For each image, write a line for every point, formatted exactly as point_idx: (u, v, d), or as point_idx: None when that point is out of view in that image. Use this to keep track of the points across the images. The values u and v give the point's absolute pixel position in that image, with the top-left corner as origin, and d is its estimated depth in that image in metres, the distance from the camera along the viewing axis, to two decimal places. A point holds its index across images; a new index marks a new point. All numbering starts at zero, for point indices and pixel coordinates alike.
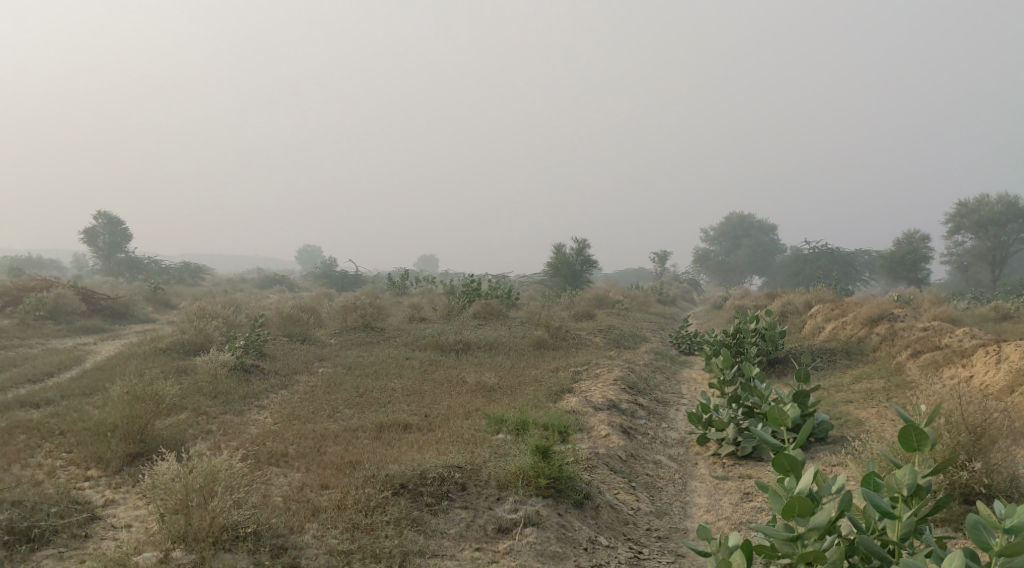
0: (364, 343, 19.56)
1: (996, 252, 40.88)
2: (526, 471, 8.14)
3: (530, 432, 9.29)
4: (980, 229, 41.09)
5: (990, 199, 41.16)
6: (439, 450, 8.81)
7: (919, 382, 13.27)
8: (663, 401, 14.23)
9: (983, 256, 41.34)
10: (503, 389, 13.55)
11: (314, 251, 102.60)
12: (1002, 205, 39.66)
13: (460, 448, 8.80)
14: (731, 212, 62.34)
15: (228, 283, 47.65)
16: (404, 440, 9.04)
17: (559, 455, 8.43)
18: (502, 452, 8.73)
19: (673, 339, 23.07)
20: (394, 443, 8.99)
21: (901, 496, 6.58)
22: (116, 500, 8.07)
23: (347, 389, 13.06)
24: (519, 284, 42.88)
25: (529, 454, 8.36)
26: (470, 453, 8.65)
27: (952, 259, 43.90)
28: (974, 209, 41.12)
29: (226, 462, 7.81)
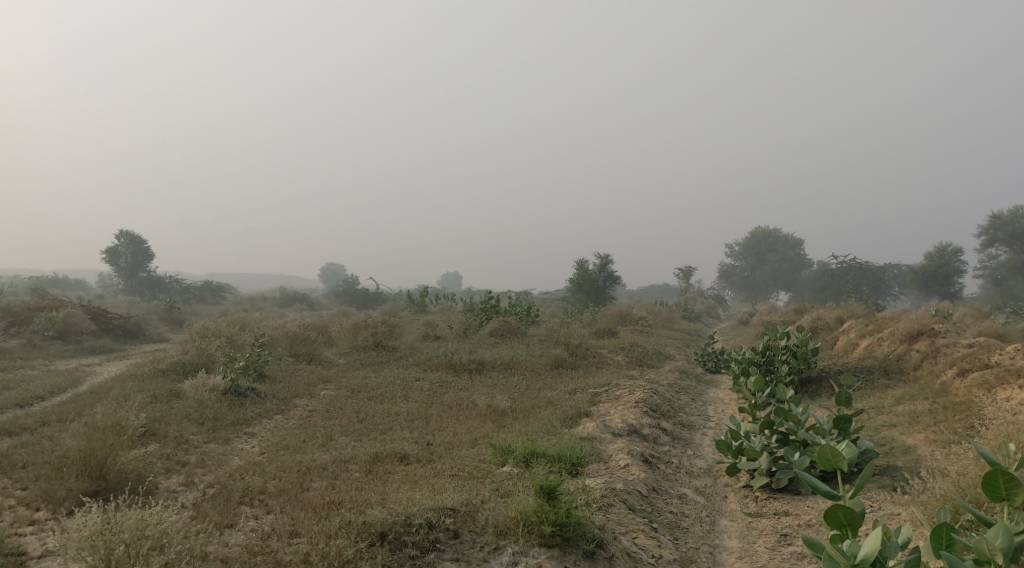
0: (374, 363, 18.67)
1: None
2: (528, 518, 7.18)
3: (538, 465, 8.31)
4: (1014, 243, 39.64)
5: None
6: (435, 487, 7.86)
7: (968, 405, 12.20)
8: (688, 425, 13.21)
9: (1018, 269, 39.91)
10: (515, 413, 12.59)
11: (336, 269, 102.36)
12: None
13: (458, 485, 7.84)
14: (757, 226, 61.13)
15: (248, 302, 47.03)
16: (397, 476, 8.09)
17: (568, 495, 7.44)
18: (505, 490, 7.76)
19: (699, 357, 22.00)
20: (387, 479, 8.05)
21: (994, 562, 6.12)
22: (48, 545, 7.22)
23: (348, 415, 12.18)
24: (541, 301, 41.94)
25: (533, 495, 7.38)
26: (469, 492, 7.69)
27: (985, 273, 42.47)
28: (1008, 221, 39.76)
29: (161, 515, 7.03)
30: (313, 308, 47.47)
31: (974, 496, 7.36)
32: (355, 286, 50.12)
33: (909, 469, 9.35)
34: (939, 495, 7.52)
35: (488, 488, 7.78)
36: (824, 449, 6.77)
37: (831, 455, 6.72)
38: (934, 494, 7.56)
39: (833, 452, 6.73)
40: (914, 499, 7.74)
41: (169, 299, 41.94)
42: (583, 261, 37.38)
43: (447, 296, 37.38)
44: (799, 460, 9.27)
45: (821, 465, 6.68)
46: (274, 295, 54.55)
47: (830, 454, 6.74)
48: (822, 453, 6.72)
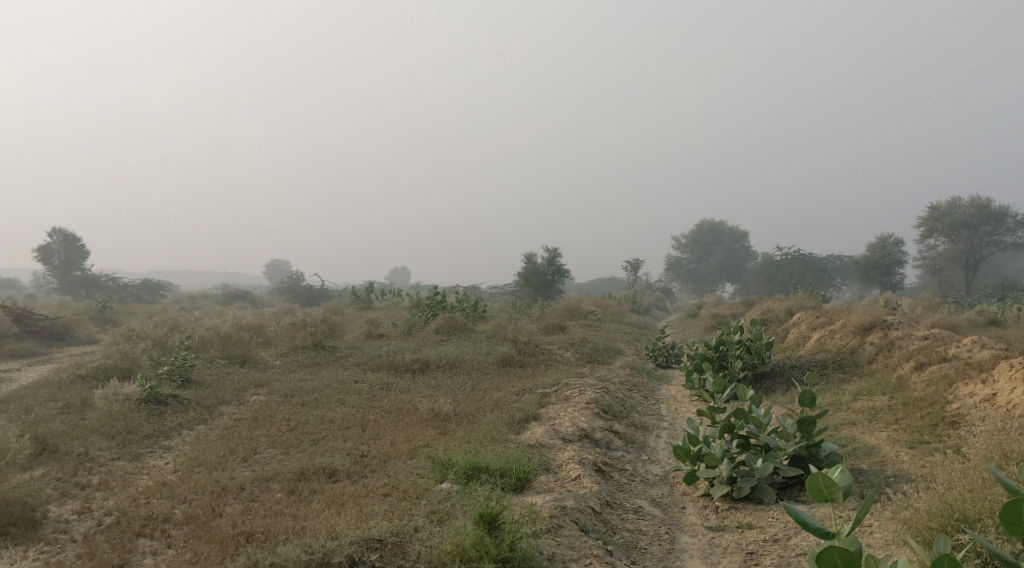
0: (311, 365, 17.72)
1: (969, 256, 39.85)
2: (465, 552, 6.42)
3: (480, 483, 7.54)
4: (952, 233, 39.99)
5: (963, 201, 40.07)
6: (365, 512, 7.05)
7: (929, 401, 11.75)
8: (641, 427, 12.56)
9: (956, 259, 40.30)
10: (459, 418, 11.82)
11: (280, 266, 100.36)
12: (975, 208, 38.64)
13: (388, 509, 7.05)
14: (703, 219, 61.20)
15: (187, 300, 45.46)
16: (323, 498, 7.27)
17: (510, 522, 6.68)
18: (443, 514, 7.00)
19: (649, 351, 21.42)
20: (311, 503, 7.22)
21: None
22: None
23: (277, 424, 11.28)
24: (489, 296, 41.19)
25: (471, 524, 6.62)
26: (402, 519, 6.89)
27: (925, 263, 42.85)
28: (947, 211, 40.03)
29: None
30: (255, 306, 46.10)
31: (960, 514, 6.85)
32: (299, 282, 48.81)
33: (877, 477, 8.79)
34: (923, 512, 6.99)
35: (422, 512, 7.01)
36: (815, 479, 6.38)
37: (823, 486, 6.32)
38: (918, 511, 7.03)
39: (826, 481, 6.32)
40: (893, 517, 7.19)
41: (104, 297, 40.28)
42: (531, 256, 36.72)
43: (393, 292, 36.40)
44: (761, 467, 8.67)
45: (813, 497, 6.28)
46: (217, 292, 52.98)
47: (823, 485, 6.35)
48: (812, 485, 6.33)
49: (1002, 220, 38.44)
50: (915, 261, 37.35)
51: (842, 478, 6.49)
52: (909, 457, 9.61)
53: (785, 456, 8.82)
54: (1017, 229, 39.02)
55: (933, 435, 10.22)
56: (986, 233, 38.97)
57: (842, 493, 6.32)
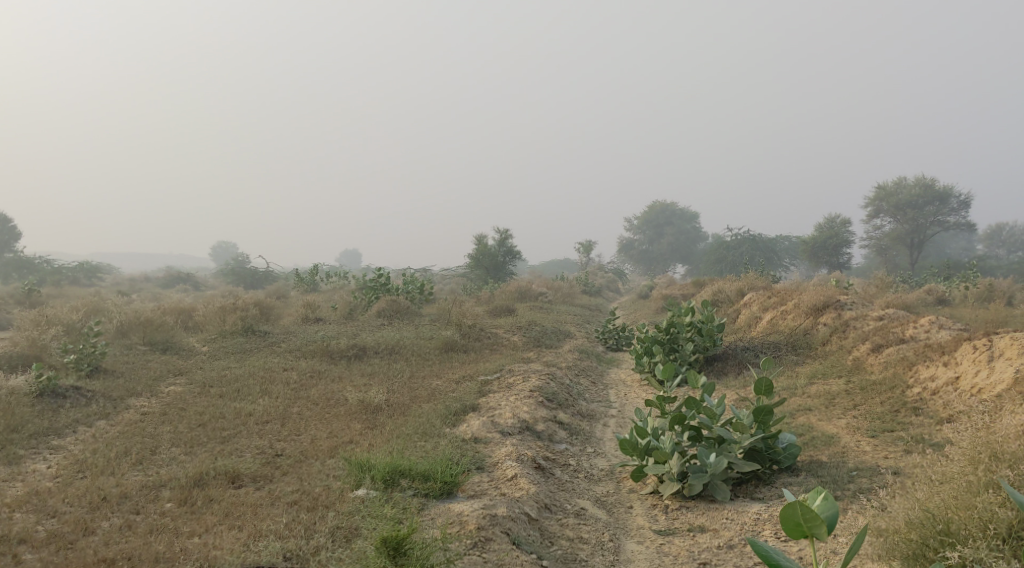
0: (240, 351, 16.64)
1: (914, 236, 39.91)
2: None
3: (400, 492, 6.72)
4: (898, 213, 40.02)
5: (909, 181, 40.09)
6: (260, 531, 6.20)
7: (888, 386, 11.15)
8: (588, 416, 11.78)
9: (902, 239, 40.36)
10: (391, 410, 10.91)
11: (227, 248, 98.08)
12: (920, 188, 38.70)
13: (287, 525, 6.22)
14: (653, 201, 60.88)
15: (125, 284, 43.71)
16: (215, 513, 6.42)
17: (422, 543, 5.88)
18: (350, 531, 6.20)
19: (599, 334, 20.68)
20: (203, 522, 6.33)
21: None
22: None
23: (188, 419, 10.27)
24: (439, 277, 40.21)
25: (375, 548, 5.79)
26: (302, 540, 6.08)
27: (872, 243, 42.89)
28: (892, 192, 40.02)
29: None
30: (197, 289, 44.53)
31: (943, 524, 6.41)
32: (244, 264, 47.30)
33: (839, 471, 8.11)
34: (901, 521, 6.55)
35: (329, 532, 6.16)
36: (793, 510, 5.52)
37: (802, 519, 5.48)
38: (895, 521, 6.59)
39: (806, 514, 5.48)
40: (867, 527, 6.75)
41: (37, 280, 38.42)
42: (480, 237, 35.76)
43: (338, 273, 35.21)
44: (715, 462, 7.92)
45: (789, 534, 5.48)
46: (157, 275, 51.10)
47: (801, 516, 5.50)
48: (788, 518, 5.49)
49: (946, 200, 38.48)
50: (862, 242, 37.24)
51: (826, 507, 5.60)
52: (871, 447, 8.95)
53: (740, 448, 8.13)
54: (960, 209, 39.11)
55: (895, 423, 9.60)
56: (931, 214, 39.04)
57: (826, 527, 5.46)
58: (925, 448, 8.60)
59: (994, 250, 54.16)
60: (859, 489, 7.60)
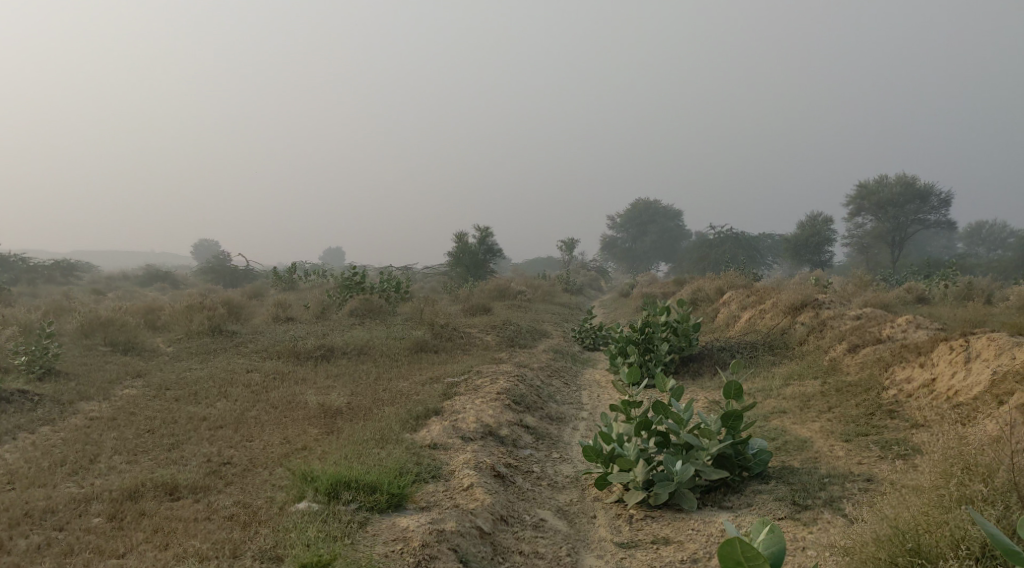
0: (205, 352, 16.20)
1: (895, 234, 39.81)
2: None
3: (343, 508, 6.58)
4: (879, 212, 39.91)
5: (890, 179, 39.97)
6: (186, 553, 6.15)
7: (864, 387, 10.87)
8: (557, 420, 11.43)
9: (882, 238, 40.25)
10: (351, 413, 10.53)
11: (208, 246, 97.21)
12: (901, 186, 38.58)
13: (214, 546, 6.17)
14: (637, 198, 60.64)
15: (101, 282, 42.97)
16: (139, 537, 6.26)
17: None
18: (284, 550, 6.16)
19: (576, 334, 20.35)
20: (134, 544, 6.19)
21: None
22: None
23: (137, 424, 9.87)
24: (419, 276, 39.79)
25: None
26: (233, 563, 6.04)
27: (852, 241, 42.79)
28: (874, 190, 39.92)
29: None
30: (175, 287, 43.88)
31: (913, 543, 6.11)
32: (222, 262, 46.68)
33: (809, 478, 7.79)
34: (867, 538, 6.23)
35: (257, 555, 6.09)
36: (733, 549, 5.69)
37: (743, 557, 5.65)
38: (861, 537, 6.26)
39: (747, 553, 5.66)
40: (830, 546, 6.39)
41: (11, 278, 37.75)
42: (461, 235, 35.38)
43: (316, 271, 34.72)
44: (681, 470, 7.59)
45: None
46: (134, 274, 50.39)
47: (741, 554, 5.67)
48: (731, 556, 5.65)
49: (927, 198, 38.37)
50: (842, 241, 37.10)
51: (767, 545, 5.83)
52: (844, 452, 8.64)
53: (708, 455, 7.79)
54: (940, 207, 39.01)
55: (869, 427, 9.30)
56: (911, 212, 38.95)
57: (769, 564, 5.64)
58: (899, 454, 8.29)
59: (974, 248, 54.27)
60: (830, 496, 7.26)
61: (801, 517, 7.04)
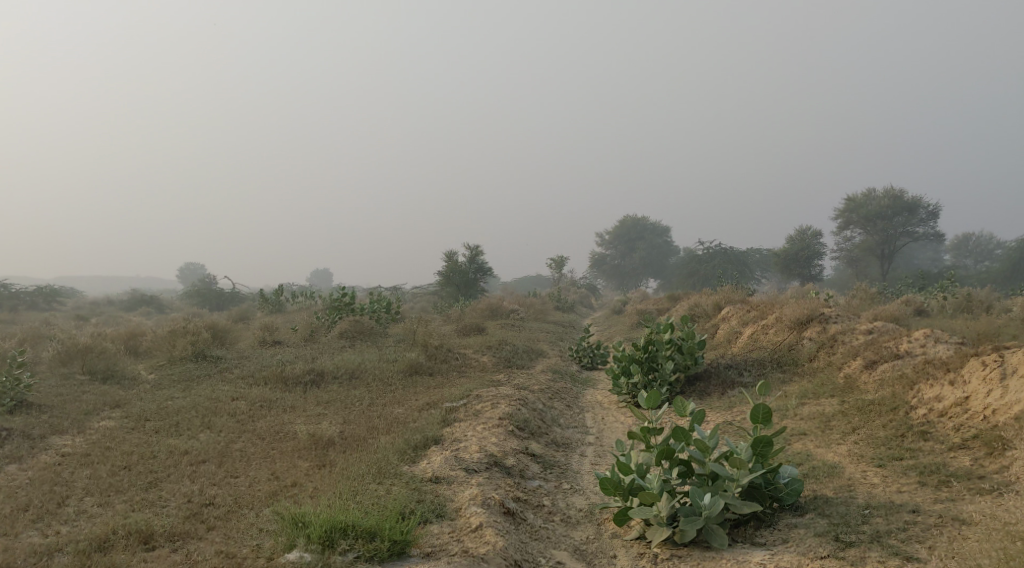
0: (187, 379, 15.42)
1: (885, 246, 39.43)
2: None
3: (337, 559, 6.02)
4: (867, 224, 39.47)
5: (878, 192, 39.58)
6: None
7: (888, 406, 10.23)
8: (563, 446, 10.75)
9: (872, 250, 39.85)
10: (344, 444, 9.81)
11: (194, 269, 96.16)
12: (889, 199, 38.15)
13: None
14: (625, 215, 60.15)
15: (85, 307, 42.07)
16: None
17: None
18: None
19: (573, 353, 19.65)
20: None
21: None
22: None
23: (113, 460, 9.15)
24: (410, 295, 39.10)
25: None
26: None
27: (842, 255, 42.36)
28: (862, 203, 39.54)
29: None
30: (161, 311, 42.88)
31: None
32: (209, 284, 45.80)
33: (848, 509, 7.17)
34: None
35: None
36: None
37: None
38: None
39: None
40: None
41: None
42: (450, 254, 34.69)
43: (303, 293, 33.89)
44: (709, 504, 6.94)
45: None
46: (120, 298, 49.50)
47: None
48: None
49: (915, 210, 37.98)
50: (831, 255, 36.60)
51: None
52: (880, 479, 8.00)
53: (736, 486, 7.13)
54: (930, 219, 38.61)
55: (903, 449, 8.65)
56: (900, 224, 38.48)
57: None
58: (942, 480, 7.67)
59: (961, 260, 54.05)
60: (875, 531, 6.66)
61: (846, 556, 6.45)
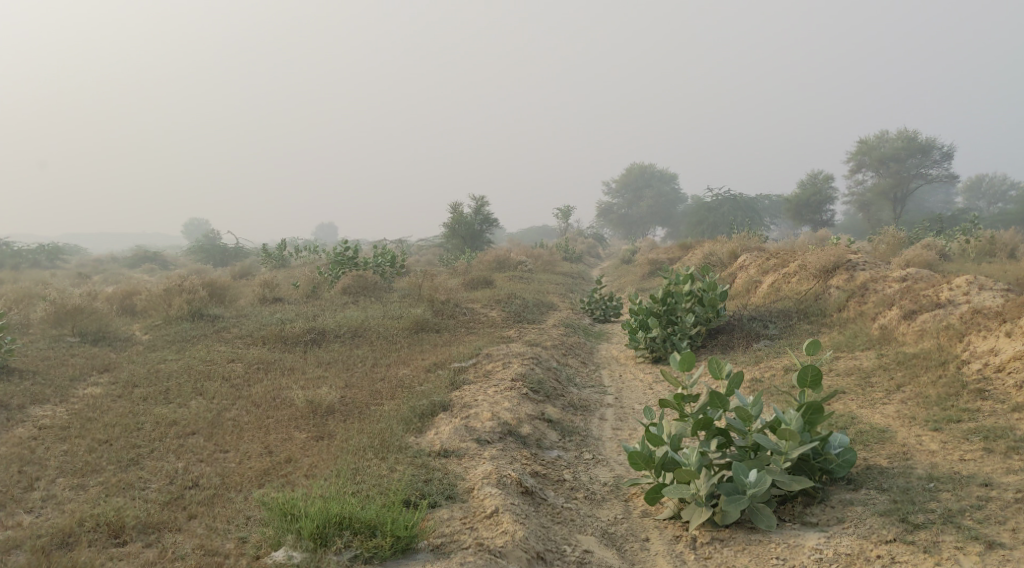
0: (182, 340, 14.61)
1: (898, 190, 38.19)
2: None
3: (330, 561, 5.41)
4: (880, 167, 38.28)
5: (891, 134, 38.36)
6: None
7: (935, 360, 9.36)
8: (581, 410, 9.95)
9: (885, 194, 38.66)
10: (344, 412, 9.03)
11: (200, 224, 95.42)
12: (902, 140, 36.91)
13: None
14: (631, 162, 58.92)
15: (88, 265, 41.35)
16: None
17: None
18: None
19: (585, 305, 18.80)
20: None
21: None
22: None
23: (93, 432, 8.39)
24: (415, 248, 38.26)
25: None
26: None
27: (852, 199, 41.20)
28: (874, 145, 38.30)
29: None
30: (164, 268, 42.12)
31: None
32: (213, 240, 45.01)
33: (911, 480, 6.41)
34: None
35: None
36: None
37: None
38: None
39: None
40: None
41: None
42: (455, 205, 33.74)
43: (307, 247, 32.99)
44: (755, 481, 6.16)
45: None
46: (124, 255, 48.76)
47: None
48: None
49: (929, 151, 36.69)
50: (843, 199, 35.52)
51: None
52: (939, 445, 7.18)
53: (784, 460, 6.30)
54: (944, 160, 37.35)
55: (960, 410, 7.82)
56: (913, 166, 37.25)
57: None
58: (1011, 447, 6.85)
59: (974, 202, 52.73)
60: (946, 510, 5.95)
61: (916, 540, 5.75)
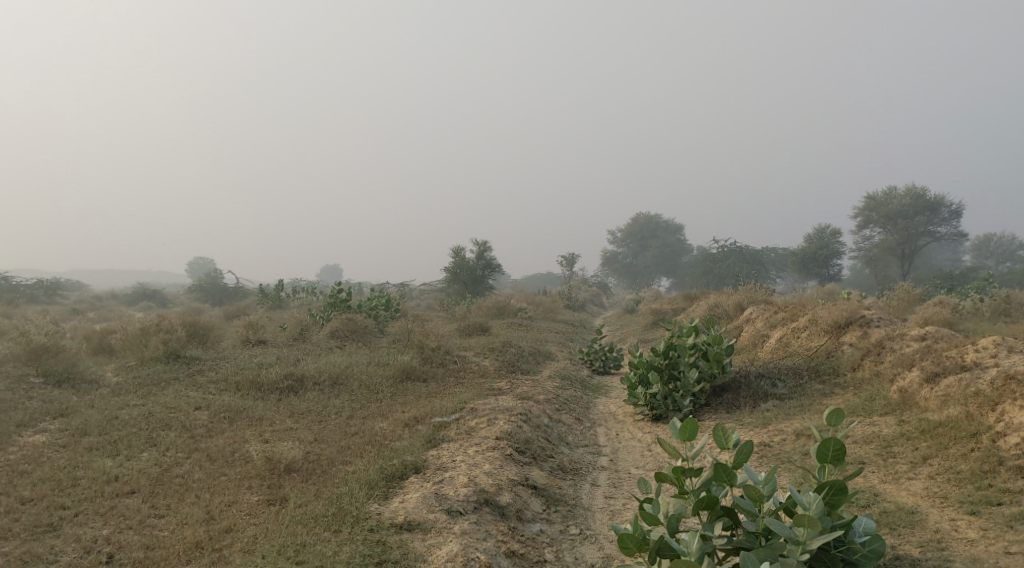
0: (150, 384, 13.65)
1: (905, 246, 37.23)
2: None
3: None
4: (888, 223, 37.39)
5: (899, 191, 37.59)
6: None
7: (967, 430, 8.40)
8: (571, 475, 8.98)
9: (892, 250, 37.78)
10: (305, 473, 8.08)
11: (202, 264, 94.93)
12: (911, 197, 36.05)
13: None
14: (638, 212, 58.34)
15: (84, 301, 40.39)
16: None
17: None
18: None
19: (583, 356, 17.84)
20: None
21: None
22: None
23: (19, 489, 7.44)
24: (415, 292, 37.37)
25: None
26: None
27: (859, 254, 40.34)
28: (882, 201, 37.46)
29: None
30: (161, 306, 41.15)
31: None
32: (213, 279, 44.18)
33: None
34: None
35: None
36: None
37: None
38: None
39: None
40: None
41: None
42: (457, 250, 32.95)
43: (304, 288, 32.11)
44: None
45: None
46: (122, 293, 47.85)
47: None
48: None
49: (938, 209, 35.84)
50: (851, 254, 34.61)
51: None
52: None
53: (800, 550, 5.39)
54: (953, 218, 36.51)
55: (1001, 490, 6.84)
56: (922, 223, 36.38)
57: None
58: None
59: (982, 260, 51.82)
60: None
61: None
